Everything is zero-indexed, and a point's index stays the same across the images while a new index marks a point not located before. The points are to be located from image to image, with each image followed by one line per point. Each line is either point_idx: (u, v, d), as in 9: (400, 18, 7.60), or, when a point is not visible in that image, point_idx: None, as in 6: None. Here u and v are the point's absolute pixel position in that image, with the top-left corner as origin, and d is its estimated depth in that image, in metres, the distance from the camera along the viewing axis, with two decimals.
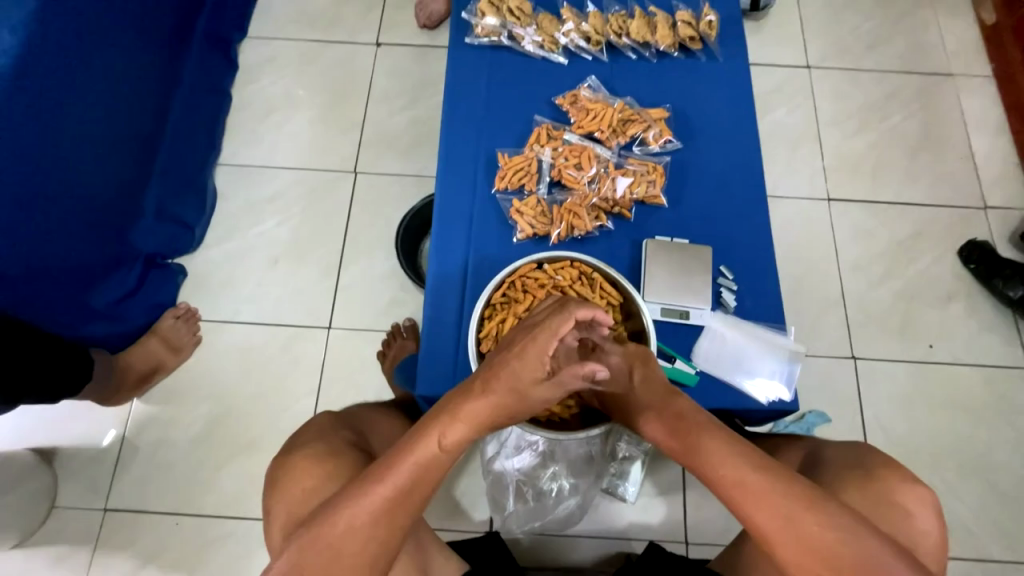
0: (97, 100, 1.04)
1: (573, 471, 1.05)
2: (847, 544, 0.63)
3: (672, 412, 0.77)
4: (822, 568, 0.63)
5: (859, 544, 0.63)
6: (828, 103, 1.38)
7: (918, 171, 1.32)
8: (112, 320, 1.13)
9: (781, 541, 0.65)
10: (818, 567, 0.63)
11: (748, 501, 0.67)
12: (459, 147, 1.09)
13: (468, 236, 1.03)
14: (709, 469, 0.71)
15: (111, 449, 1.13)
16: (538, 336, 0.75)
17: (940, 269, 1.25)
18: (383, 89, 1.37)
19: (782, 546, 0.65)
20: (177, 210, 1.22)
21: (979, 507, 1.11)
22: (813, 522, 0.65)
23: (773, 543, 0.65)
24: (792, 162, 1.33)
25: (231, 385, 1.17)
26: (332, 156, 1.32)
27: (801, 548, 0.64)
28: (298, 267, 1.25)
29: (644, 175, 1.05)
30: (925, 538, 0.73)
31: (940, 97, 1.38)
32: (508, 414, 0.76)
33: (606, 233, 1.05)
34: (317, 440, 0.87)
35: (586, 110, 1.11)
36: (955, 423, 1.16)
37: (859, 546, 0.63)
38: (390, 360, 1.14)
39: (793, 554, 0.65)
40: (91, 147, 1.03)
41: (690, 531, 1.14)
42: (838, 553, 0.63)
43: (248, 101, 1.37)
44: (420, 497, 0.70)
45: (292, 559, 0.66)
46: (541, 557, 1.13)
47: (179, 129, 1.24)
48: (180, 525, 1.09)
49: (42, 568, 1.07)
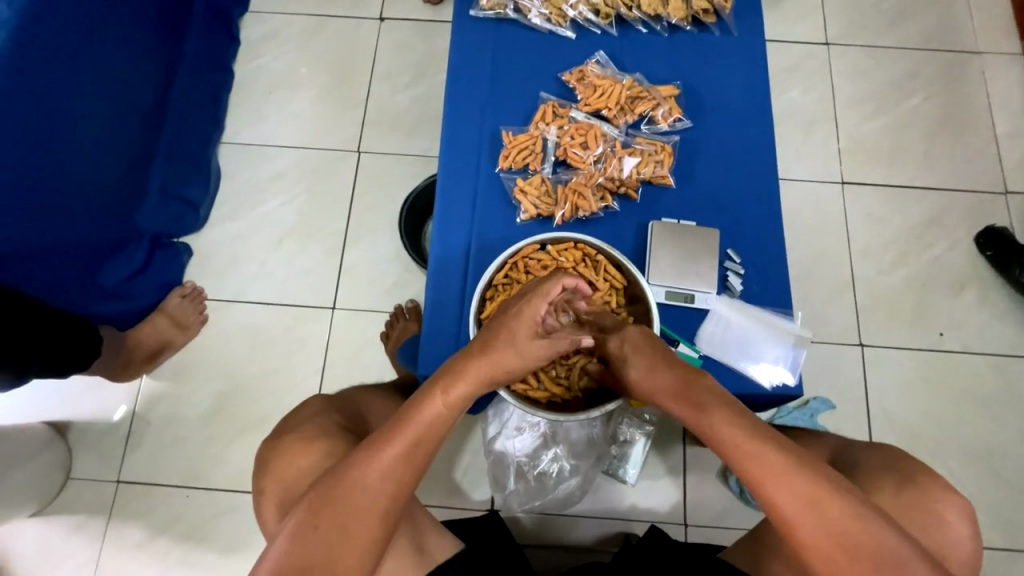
0: (96, 77, 1.03)
1: (574, 452, 1.08)
2: (870, 534, 0.63)
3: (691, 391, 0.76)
4: (841, 553, 0.63)
5: (879, 534, 0.63)
6: (846, 82, 1.33)
7: (937, 154, 1.28)
8: (121, 298, 1.14)
9: (802, 523, 0.64)
10: (836, 552, 0.63)
11: (770, 480, 0.66)
12: (463, 125, 1.07)
13: (471, 217, 1.02)
14: (725, 444, 0.70)
15: (122, 424, 1.16)
16: (531, 300, 0.80)
17: (954, 255, 1.22)
18: (387, 67, 1.35)
19: (804, 528, 0.64)
20: (182, 189, 1.22)
21: (982, 497, 1.10)
22: (834, 507, 0.64)
23: (794, 524, 0.65)
24: (806, 144, 1.29)
25: (237, 364, 1.19)
26: (336, 135, 1.31)
27: (824, 531, 0.64)
28: (302, 247, 1.25)
29: (652, 155, 1.03)
30: (957, 550, 0.74)
31: (965, 76, 1.33)
32: (506, 376, 0.80)
33: (612, 214, 1.03)
34: (308, 422, 0.89)
35: (593, 87, 1.08)
36: (962, 411, 1.15)
37: (879, 535, 0.63)
38: (394, 340, 1.15)
39: (812, 537, 0.64)
40: (91, 124, 1.03)
41: (689, 513, 1.15)
42: (858, 540, 0.63)
43: (251, 78, 1.36)
44: (425, 455, 0.74)
45: (302, 517, 0.69)
46: (542, 536, 1.14)
47: (183, 106, 1.23)
48: (190, 498, 1.12)
49: (58, 537, 1.11)
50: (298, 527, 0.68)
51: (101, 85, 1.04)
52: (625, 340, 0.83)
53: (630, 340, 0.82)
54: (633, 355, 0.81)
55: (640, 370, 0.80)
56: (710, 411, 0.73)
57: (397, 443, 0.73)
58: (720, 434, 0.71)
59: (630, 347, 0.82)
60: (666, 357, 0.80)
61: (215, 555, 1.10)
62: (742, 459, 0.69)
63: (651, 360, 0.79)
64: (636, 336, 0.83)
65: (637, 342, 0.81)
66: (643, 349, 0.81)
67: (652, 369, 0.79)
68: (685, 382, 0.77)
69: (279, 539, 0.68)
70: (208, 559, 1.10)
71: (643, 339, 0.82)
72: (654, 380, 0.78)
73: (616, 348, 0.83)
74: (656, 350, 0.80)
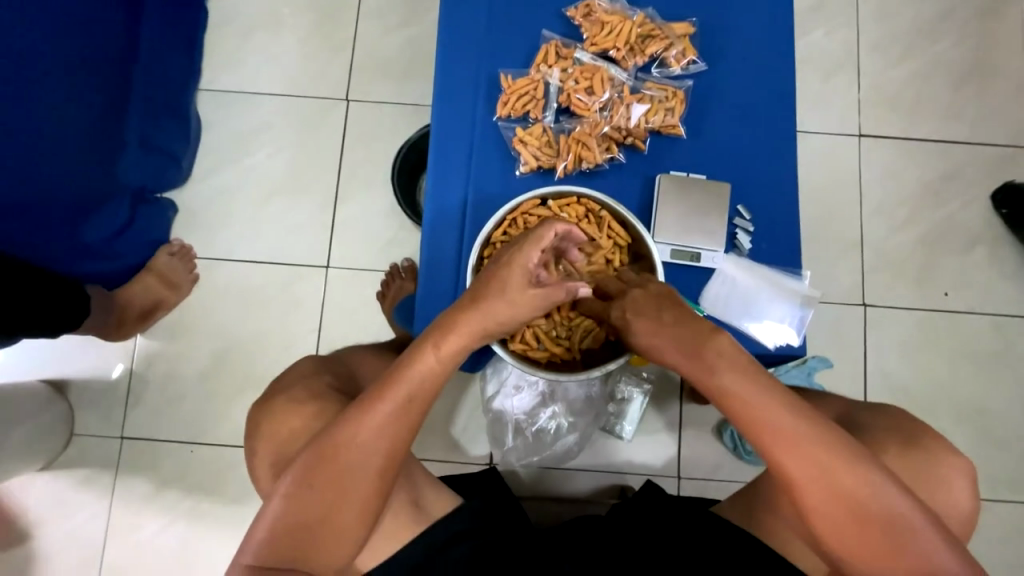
0: (57, 14, 0.94)
1: (572, 410, 1.08)
2: (878, 499, 0.64)
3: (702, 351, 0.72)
4: (844, 514, 0.65)
5: (887, 499, 0.64)
6: (872, 22, 1.23)
7: (962, 103, 1.21)
8: (107, 256, 1.11)
9: (813, 489, 0.65)
10: (843, 515, 0.65)
11: (777, 445, 0.66)
12: (458, 68, 0.99)
13: (468, 170, 0.97)
14: (737, 408, 0.69)
15: (121, 382, 1.16)
16: (524, 246, 0.77)
17: (970, 213, 1.18)
18: (375, 3, 1.24)
19: (810, 491, 0.66)
20: (162, 140, 1.15)
21: (971, 453, 1.13)
22: (847, 473, 0.65)
23: (800, 486, 0.66)
24: (824, 91, 1.21)
25: (232, 323, 1.17)
26: (323, 79, 1.23)
27: (831, 494, 0.65)
28: (292, 203, 1.20)
29: (662, 102, 0.95)
30: (957, 507, 0.76)
31: (1001, 16, 1.23)
32: (498, 326, 0.78)
33: (617, 166, 0.97)
34: (299, 383, 0.89)
35: (600, 24, 0.98)
36: (960, 371, 1.15)
37: (887, 500, 0.64)
38: (390, 299, 1.13)
39: (817, 498, 0.65)
40: (57, 68, 0.95)
41: (682, 467, 1.17)
42: (863, 503, 0.65)
43: (227, 15, 1.25)
44: (418, 413, 0.74)
45: (296, 478, 0.71)
46: (539, 488, 1.17)
47: (156, 46, 1.13)
48: (194, 453, 1.14)
49: (68, 490, 1.14)
50: (294, 488, 0.71)
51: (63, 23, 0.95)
52: (626, 305, 0.77)
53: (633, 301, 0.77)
54: (637, 317, 0.75)
55: (646, 335, 0.75)
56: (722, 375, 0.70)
57: (386, 403, 0.72)
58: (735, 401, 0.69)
59: (632, 309, 0.76)
60: (672, 315, 0.74)
61: (221, 507, 1.13)
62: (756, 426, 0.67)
63: (654, 319, 0.74)
64: (637, 297, 0.77)
65: (639, 304, 0.75)
66: (645, 312, 0.75)
67: (658, 330, 0.74)
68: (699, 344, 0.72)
69: (276, 497, 0.72)
70: (215, 511, 1.13)
71: (647, 297, 0.76)
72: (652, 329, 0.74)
73: (618, 315, 0.78)
74: (659, 307, 0.75)
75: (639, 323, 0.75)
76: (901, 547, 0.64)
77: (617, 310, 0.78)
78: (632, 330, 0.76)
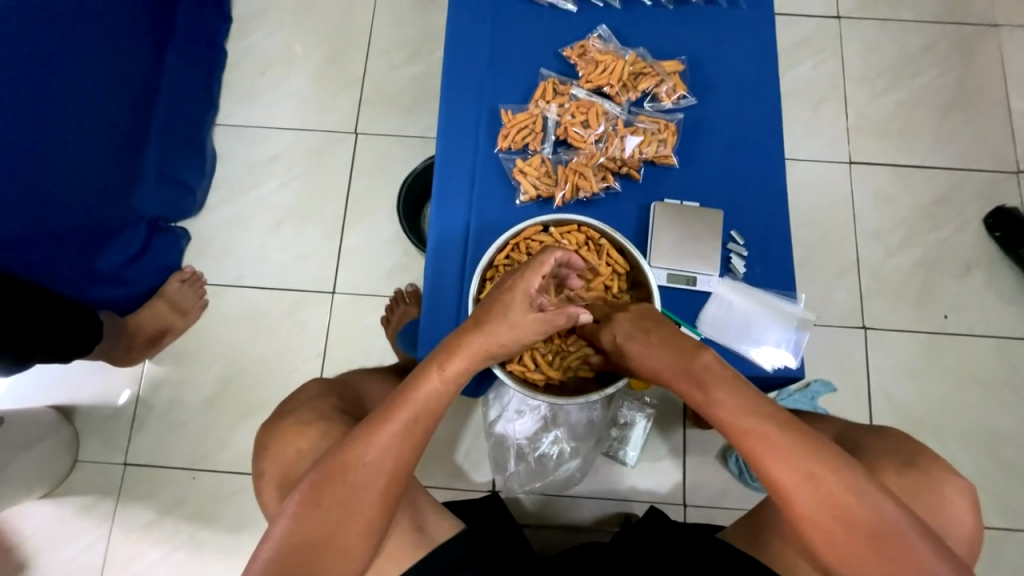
0: (85, 60, 1.01)
1: (574, 435, 1.08)
2: (869, 505, 0.62)
3: (689, 367, 0.74)
4: (836, 525, 0.63)
5: (880, 510, 0.62)
6: (857, 56, 1.29)
7: (949, 132, 1.25)
8: (119, 282, 1.14)
9: (802, 496, 0.64)
10: (834, 523, 0.63)
11: (767, 456, 0.65)
12: (461, 103, 1.04)
13: (470, 199, 1.00)
14: (725, 418, 0.69)
15: (127, 407, 1.17)
16: (524, 275, 0.78)
17: (962, 236, 1.20)
18: (384, 44, 1.32)
19: (800, 502, 0.64)
20: (178, 172, 1.21)
21: (980, 476, 1.11)
22: (834, 478, 0.63)
23: (789, 496, 0.64)
24: (814, 121, 1.26)
25: (238, 348, 1.19)
26: (333, 115, 1.29)
27: (824, 506, 0.63)
28: (299, 231, 1.24)
29: (655, 134, 0.99)
30: (960, 528, 0.74)
31: (980, 50, 1.29)
32: (501, 350, 0.78)
33: (613, 195, 1.00)
34: (305, 406, 0.89)
35: (595, 62, 1.03)
36: (963, 393, 1.15)
37: (878, 508, 0.62)
38: (393, 324, 1.15)
39: (810, 510, 0.63)
40: (82, 103, 1.01)
41: (688, 494, 1.16)
42: (856, 515, 0.62)
43: (244, 58, 1.33)
44: (424, 431, 0.74)
45: (303, 497, 0.70)
46: (543, 516, 1.16)
47: (175, 83, 1.21)
48: (196, 480, 1.14)
49: (68, 517, 1.13)
50: (300, 507, 0.70)
51: (89, 63, 1.02)
52: (616, 331, 0.80)
53: (620, 333, 0.80)
54: (627, 344, 0.79)
55: (642, 363, 0.78)
56: (710, 387, 0.71)
57: (394, 421, 0.73)
58: (721, 409, 0.69)
59: (624, 337, 0.79)
60: (656, 339, 0.77)
61: (221, 535, 1.12)
62: (742, 433, 0.67)
63: (643, 343, 0.78)
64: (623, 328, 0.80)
65: (628, 330, 0.79)
66: (634, 337, 0.78)
67: (648, 352, 0.77)
68: (685, 364, 0.75)
69: (282, 518, 0.70)
70: (215, 538, 1.12)
71: (634, 324, 0.80)
72: (648, 355, 0.77)
73: (610, 346, 0.81)
74: (646, 335, 0.78)
75: (631, 350, 0.79)
76: (896, 560, 0.61)
77: (608, 340, 0.82)
78: (631, 358, 0.79)
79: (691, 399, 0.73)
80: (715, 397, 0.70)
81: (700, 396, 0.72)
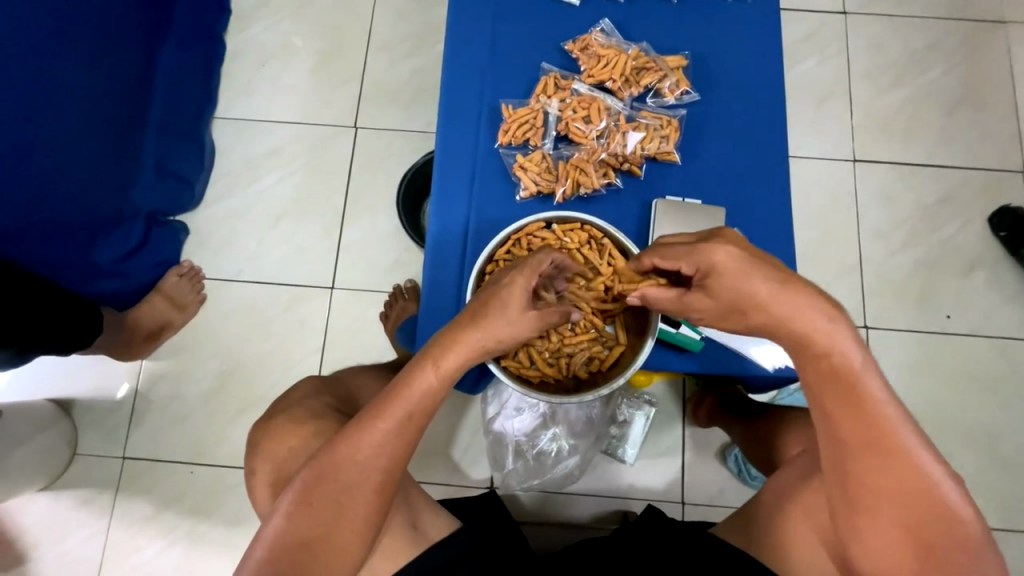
0: (80, 52, 1.00)
1: (573, 432, 1.08)
2: (953, 519, 0.58)
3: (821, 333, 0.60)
4: (924, 531, 0.58)
5: (968, 528, 0.58)
6: (862, 53, 1.27)
7: (955, 130, 1.24)
8: (117, 275, 1.14)
9: (878, 499, 0.59)
10: (924, 529, 0.58)
11: (882, 446, 0.59)
12: (461, 97, 1.03)
13: (470, 195, 0.99)
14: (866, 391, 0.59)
15: (125, 401, 1.17)
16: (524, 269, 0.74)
17: (966, 235, 1.20)
18: (384, 38, 1.30)
19: (888, 500, 0.59)
20: (176, 166, 1.20)
21: (979, 477, 1.11)
22: (937, 489, 0.59)
23: (878, 489, 0.59)
24: (817, 118, 1.25)
25: (237, 342, 1.19)
26: (333, 109, 1.28)
27: (916, 510, 0.59)
28: (298, 226, 1.24)
29: (657, 130, 0.98)
30: None
31: (987, 47, 1.27)
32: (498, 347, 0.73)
33: (615, 191, 0.99)
34: (299, 404, 0.89)
35: (597, 57, 1.02)
36: (964, 392, 1.14)
37: (969, 528, 0.58)
38: (392, 320, 1.15)
39: (897, 510, 0.59)
40: (79, 95, 1.00)
41: (686, 492, 1.16)
42: (946, 528, 0.58)
43: (242, 50, 1.32)
44: (416, 429, 0.72)
45: (295, 496, 0.70)
46: (540, 513, 1.15)
47: (173, 75, 1.20)
48: (195, 474, 1.14)
49: (67, 510, 1.13)
50: (293, 506, 0.70)
51: (84, 57, 1.01)
52: (724, 259, 0.60)
53: (733, 253, 0.60)
54: (728, 269, 0.60)
55: (768, 291, 0.60)
56: (856, 373, 0.59)
57: (387, 419, 0.70)
58: (848, 396, 0.60)
59: (740, 266, 0.60)
60: (770, 267, 0.60)
61: (219, 529, 1.13)
62: (857, 424, 0.60)
63: (757, 273, 0.60)
64: (731, 261, 0.60)
65: (738, 261, 0.60)
66: (749, 271, 0.60)
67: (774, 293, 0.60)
68: (831, 332, 0.60)
69: (275, 517, 0.70)
70: (213, 531, 1.13)
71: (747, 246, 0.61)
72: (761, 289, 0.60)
73: (694, 273, 0.63)
74: (763, 261, 0.60)
75: (725, 278, 0.61)
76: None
77: (692, 265, 0.63)
78: (737, 291, 0.60)
79: (804, 368, 0.62)
80: (847, 385, 0.60)
81: (823, 369, 0.60)
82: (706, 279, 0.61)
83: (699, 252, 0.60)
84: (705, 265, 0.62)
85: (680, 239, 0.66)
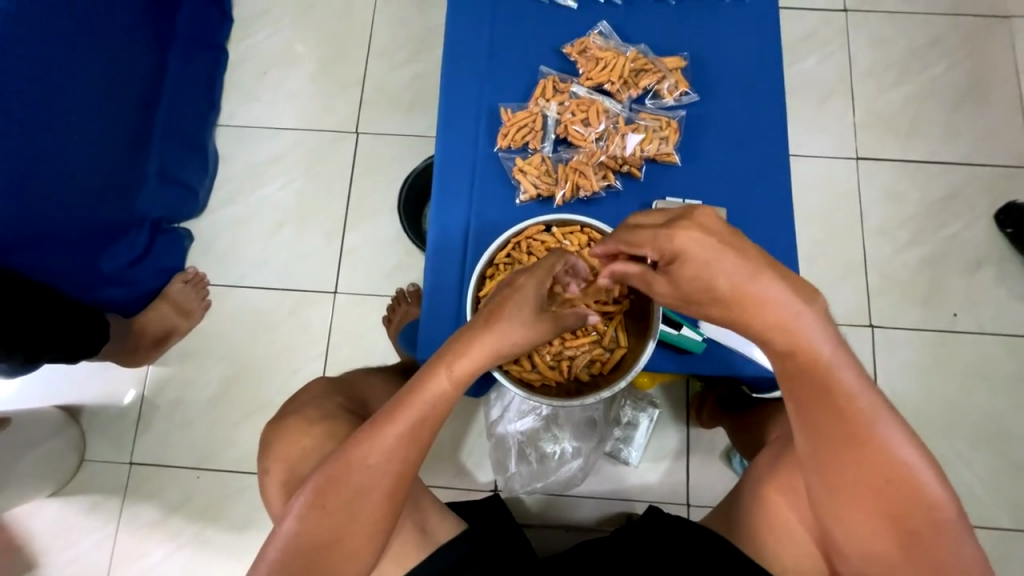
0: (84, 63, 1.02)
1: (576, 434, 1.09)
2: (926, 503, 0.58)
3: (794, 334, 0.56)
4: (891, 514, 0.58)
5: (941, 511, 0.58)
6: (864, 50, 1.26)
7: (959, 126, 1.23)
8: (123, 283, 1.15)
9: (857, 489, 0.59)
10: (893, 512, 0.58)
11: (855, 434, 0.58)
12: (460, 101, 1.03)
13: (470, 198, 0.99)
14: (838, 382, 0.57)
15: (132, 406, 1.19)
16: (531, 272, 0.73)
17: (972, 232, 1.18)
18: (384, 44, 1.31)
19: (861, 489, 0.59)
20: (180, 173, 1.21)
21: (988, 476, 1.09)
22: (908, 475, 0.58)
23: (852, 478, 0.59)
24: (819, 117, 1.24)
25: (242, 348, 1.20)
26: (335, 115, 1.29)
27: (887, 495, 0.58)
28: (301, 231, 1.25)
29: (656, 132, 0.98)
30: None
31: (991, 41, 1.26)
32: (504, 355, 0.71)
33: (614, 194, 0.99)
34: (311, 405, 0.89)
35: (595, 59, 1.02)
36: (972, 390, 1.13)
37: (939, 510, 0.58)
38: (395, 324, 1.15)
39: (869, 496, 0.59)
40: (85, 105, 1.02)
41: (691, 494, 1.15)
42: (915, 512, 0.58)
43: (245, 58, 1.33)
44: (429, 434, 0.70)
45: (308, 499, 0.69)
46: (547, 516, 1.15)
47: (177, 84, 1.22)
48: (201, 478, 1.15)
49: (76, 514, 1.15)
50: (305, 509, 0.69)
51: (87, 68, 1.02)
52: (688, 245, 0.55)
53: (697, 239, 0.55)
54: (690, 252, 0.55)
55: (730, 287, 0.55)
56: (829, 367, 0.57)
57: (399, 424, 0.69)
58: (820, 392, 0.58)
59: (703, 255, 0.55)
60: (741, 258, 0.55)
61: (225, 533, 1.13)
62: (832, 417, 0.58)
63: (725, 264, 0.55)
64: (696, 245, 0.55)
65: (703, 246, 0.55)
66: (712, 260, 0.55)
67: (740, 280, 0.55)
68: (799, 325, 0.56)
69: (289, 518, 0.70)
70: (219, 536, 1.13)
71: (716, 231, 0.56)
72: (727, 279, 0.55)
73: (658, 258, 0.58)
74: (732, 253, 0.55)
75: (689, 266, 0.56)
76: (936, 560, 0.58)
77: (657, 250, 0.58)
78: (700, 276, 0.56)
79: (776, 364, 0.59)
80: (815, 382, 0.58)
81: (796, 367, 0.58)
82: (670, 265, 0.57)
83: (659, 237, 0.56)
84: (670, 250, 0.57)
85: (652, 218, 0.61)
